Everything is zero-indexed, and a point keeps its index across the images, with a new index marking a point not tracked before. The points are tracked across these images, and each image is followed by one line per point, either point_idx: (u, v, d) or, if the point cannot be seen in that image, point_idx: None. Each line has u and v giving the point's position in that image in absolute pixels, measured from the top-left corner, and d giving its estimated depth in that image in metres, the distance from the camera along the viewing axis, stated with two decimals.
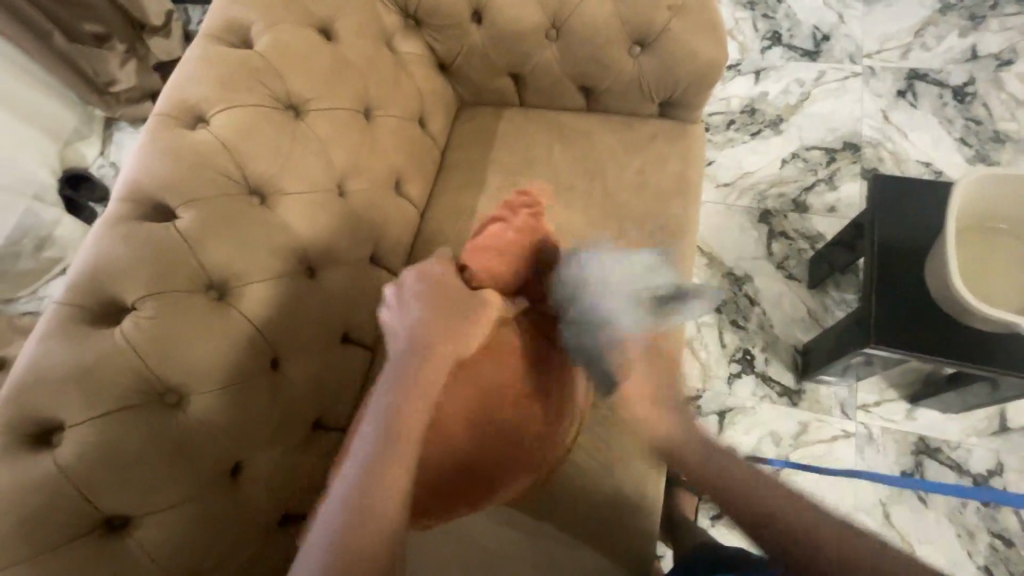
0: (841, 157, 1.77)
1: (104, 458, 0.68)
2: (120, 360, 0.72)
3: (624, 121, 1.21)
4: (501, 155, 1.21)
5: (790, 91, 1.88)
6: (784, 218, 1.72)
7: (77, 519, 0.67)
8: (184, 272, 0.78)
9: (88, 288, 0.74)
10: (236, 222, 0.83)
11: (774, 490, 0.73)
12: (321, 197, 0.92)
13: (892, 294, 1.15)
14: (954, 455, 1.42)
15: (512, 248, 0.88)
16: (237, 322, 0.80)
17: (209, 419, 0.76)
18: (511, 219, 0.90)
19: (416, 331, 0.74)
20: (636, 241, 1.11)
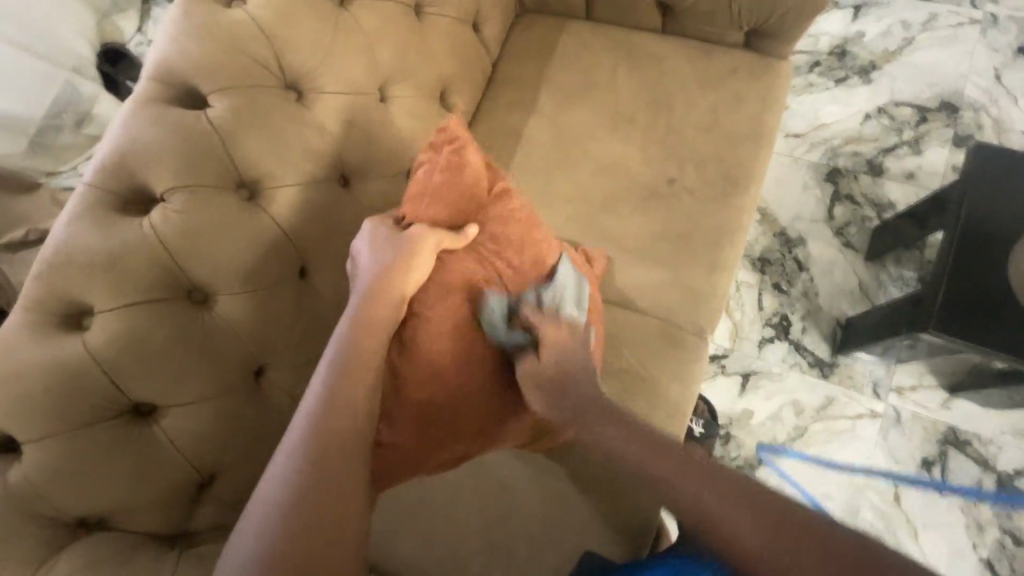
0: (933, 118, 1.58)
1: (131, 347, 0.68)
2: (149, 251, 0.70)
3: (701, 49, 1.07)
4: (557, 74, 1.10)
5: (891, 34, 1.66)
6: (854, 180, 1.57)
7: (106, 402, 0.68)
8: (215, 166, 0.74)
9: (118, 172, 0.71)
10: (272, 119, 0.77)
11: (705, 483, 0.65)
12: (361, 100, 0.86)
13: (968, 276, 1.05)
14: (983, 450, 1.37)
15: (445, 192, 0.79)
16: (267, 225, 0.77)
17: (235, 321, 0.75)
18: (434, 157, 0.80)
19: (377, 264, 0.72)
20: (694, 187, 1.01)
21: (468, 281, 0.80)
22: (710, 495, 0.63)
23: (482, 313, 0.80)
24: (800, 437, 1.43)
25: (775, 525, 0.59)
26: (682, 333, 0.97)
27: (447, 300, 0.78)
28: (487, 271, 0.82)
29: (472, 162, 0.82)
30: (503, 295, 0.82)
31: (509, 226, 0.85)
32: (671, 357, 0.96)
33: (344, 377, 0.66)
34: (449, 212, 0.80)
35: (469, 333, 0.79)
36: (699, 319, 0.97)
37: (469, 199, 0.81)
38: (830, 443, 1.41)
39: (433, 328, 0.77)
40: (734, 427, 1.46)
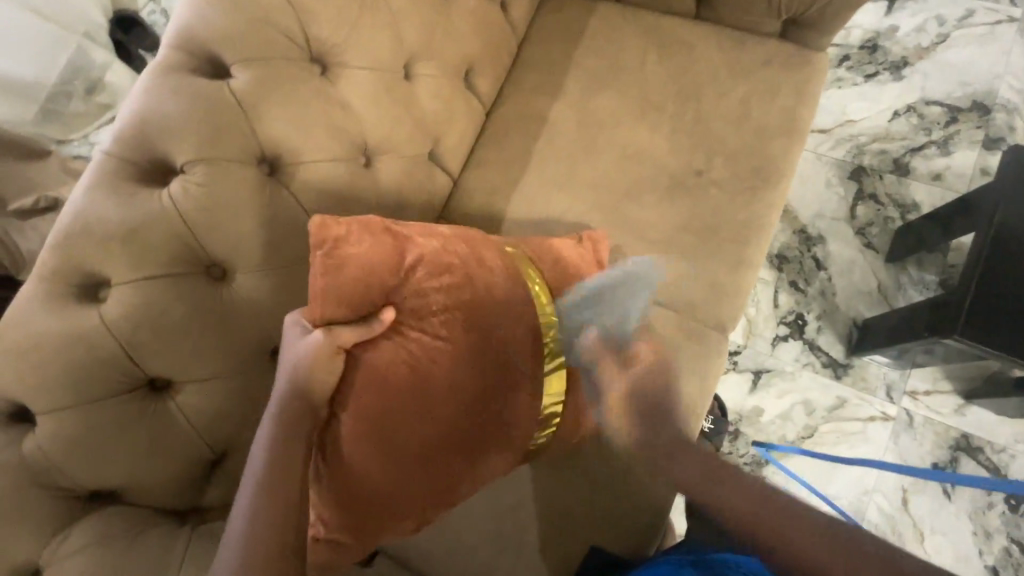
0: (964, 119, 1.54)
1: (149, 322, 0.67)
2: (168, 224, 0.68)
3: (735, 37, 1.04)
4: (584, 57, 1.07)
5: (926, 29, 1.61)
6: (879, 179, 1.54)
7: (122, 376, 0.67)
8: (238, 139, 0.72)
9: (137, 142, 0.69)
10: (295, 92, 0.75)
11: (744, 494, 0.67)
12: (386, 76, 0.84)
13: (996, 283, 1.02)
14: (995, 458, 1.35)
15: (341, 289, 0.68)
16: (287, 202, 0.75)
17: (253, 299, 0.74)
18: (314, 259, 0.68)
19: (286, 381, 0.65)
20: (722, 180, 0.98)
21: (390, 367, 0.69)
22: (722, 496, 0.68)
23: (410, 401, 0.70)
24: (809, 437, 1.42)
25: (798, 515, 0.62)
26: (702, 329, 0.96)
27: (368, 395, 0.68)
28: (408, 355, 0.70)
29: (365, 250, 0.70)
30: (444, 373, 0.71)
31: (432, 292, 0.73)
32: (690, 352, 0.94)
33: (258, 517, 0.60)
34: (353, 307, 0.69)
35: (400, 422, 0.70)
36: (720, 315, 0.96)
37: (370, 287, 0.69)
38: (840, 444, 1.40)
39: (358, 427, 0.68)
40: (743, 424, 1.45)
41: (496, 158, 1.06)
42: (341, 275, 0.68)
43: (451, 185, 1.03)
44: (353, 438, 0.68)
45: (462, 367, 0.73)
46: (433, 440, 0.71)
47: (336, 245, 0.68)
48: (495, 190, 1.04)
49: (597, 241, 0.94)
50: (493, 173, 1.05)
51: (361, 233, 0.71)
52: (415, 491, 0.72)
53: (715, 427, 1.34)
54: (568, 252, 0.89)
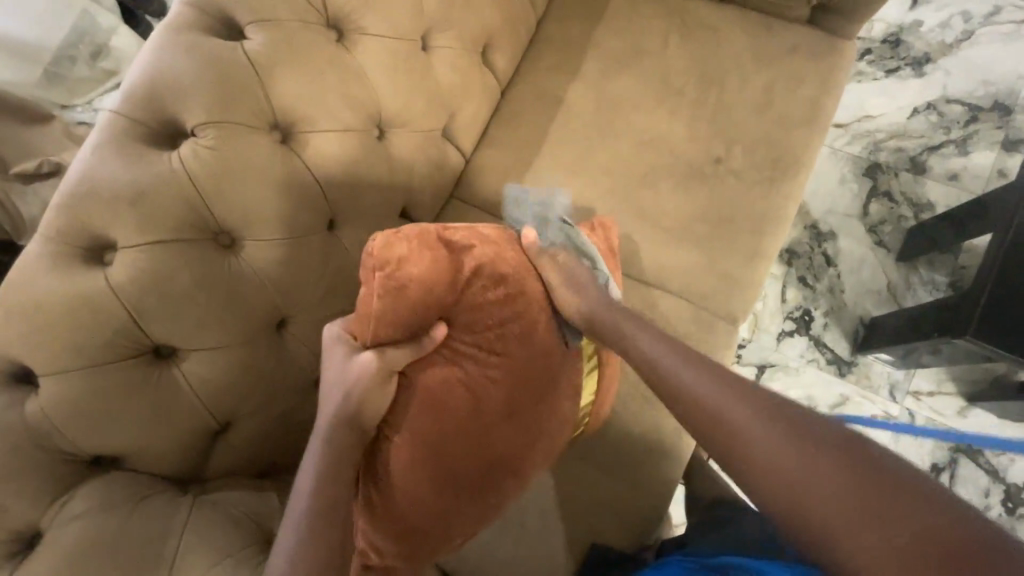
0: (984, 119, 1.51)
1: (156, 286, 0.66)
2: (177, 188, 0.66)
3: (760, 22, 1.01)
4: (605, 37, 1.05)
5: (950, 25, 1.57)
6: (894, 177, 1.52)
7: (128, 341, 0.66)
8: (251, 104, 0.70)
9: (147, 102, 0.67)
10: (310, 57, 0.73)
11: (735, 398, 0.57)
12: (403, 46, 0.82)
13: (1010, 283, 1.01)
14: (994, 461, 1.35)
15: (399, 305, 0.67)
16: (299, 170, 0.74)
17: (262, 268, 0.73)
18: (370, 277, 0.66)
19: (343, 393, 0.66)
20: (740, 169, 0.97)
21: (445, 385, 0.71)
22: (713, 391, 0.59)
23: (454, 439, 0.71)
24: None
25: (839, 472, 0.47)
26: (712, 320, 0.94)
27: (423, 412, 0.70)
28: (462, 375, 0.72)
29: (424, 270, 0.68)
30: (494, 390, 0.73)
31: (484, 325, 0.73)
32: (699, 342, 0.93)
33: (302, 552, 0.59)
34: (409, 326, 0.69)
35: (443, 457, 0.71)
36: (731, 307, 0.95)
37: (430, 310, 0.69)
38: None
39: (410, 442, 0.70)
40: None
41: (510, 137, 1.04)
42: (397, 293, 0.67)
43: (463, 163, 1.01)
44: (404, 453, 0.70)
45: (510, 388, 0.75)
46: (480, 459, 0.73)
47: (398, 256, 0.67)
48: (509, 170, 1.03)
49: (608, 227, 0.91)
50: (507, 153, 1.03)
51: (423, 253, 0.69)
52: (458, 507, 0.73)
53: (716, 420, 1.33)
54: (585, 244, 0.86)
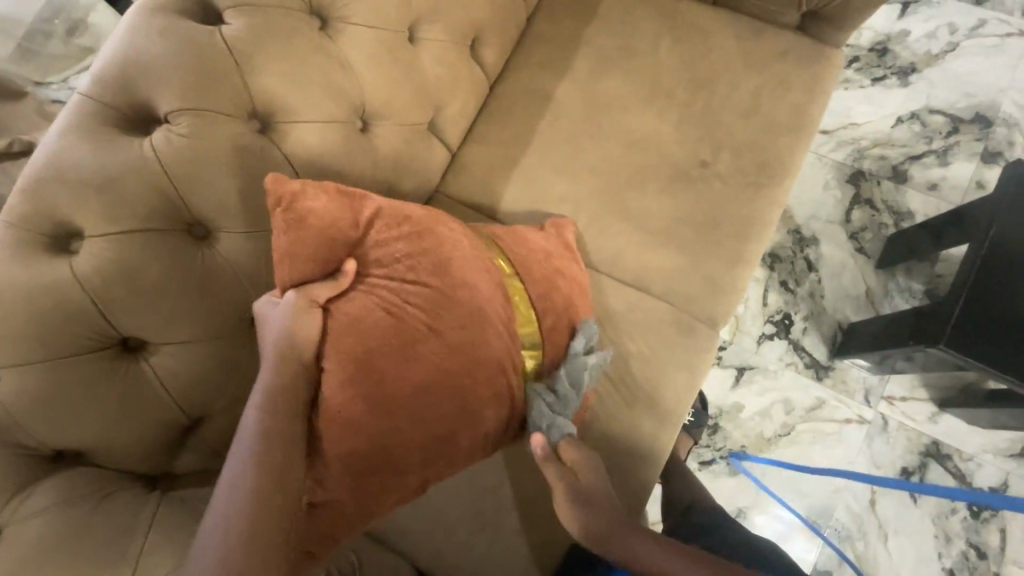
0: (966, 130, 1.54)
1: (123, 277, 0.63)
2: (148, 176, 0.64)
3: (751, 26, 1.01)
4: (596, 35, 1.04)
5: (936, 36, 1.59)
6: (876, 184, 1.54)
7: (93, 333, 0.64)
8: (228, 91, 0.67)
9: (118, 85, 0.65)
10: (292, 44, 0.71)
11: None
12: (389, 38, 0.80)
13: (983, 295, 1.03)
14: (962, 466, 1.38)
15: (311, 242, 0.65)
16: (278, 162, 0.72)
17: (236, 261, 0.71)
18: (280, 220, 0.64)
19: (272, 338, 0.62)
20: (725, 173, 0.97)
21: (369, 313, 0.66)
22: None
23: (386, 364, 0.66)
24: (786, 435, 1.44)
25: None
26: (693, 323, 0.95)
27: (349, 342, 0.65)
28: (384, 301, 0.67)
29: (324, 207, 0.67)
30: (422, 315, 0.68)
31: (396, 254, 0.70)
32: (679, 346, 0.94)
33: (242, 497, 0.55)
34: (323, 262, 0.67)
35: (380, 384, 0.66)
36: (712, 311, 0.95)
37: (335, 244, 0.67)
38: (815, 443, 1.42)
39: (344, 376, 0.64)
40: (723, 419, 1.46)
41: (497, 134, 1.03)
42: (308, 235, 0.65)
43: (448, 158, 1.00)
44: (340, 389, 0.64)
45: (443, 311, 0.69)
46: (423, 387, 0.68)
47: (294, 206, 0.65)
48: (495, 167, 1.01)
49: (561, 225, 0.94)
50: (494, 149, 1.02)
51: (326, 198, 0.68)
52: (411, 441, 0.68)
53: (695, 420, 1.35)
54: (539, 240, 0.87)
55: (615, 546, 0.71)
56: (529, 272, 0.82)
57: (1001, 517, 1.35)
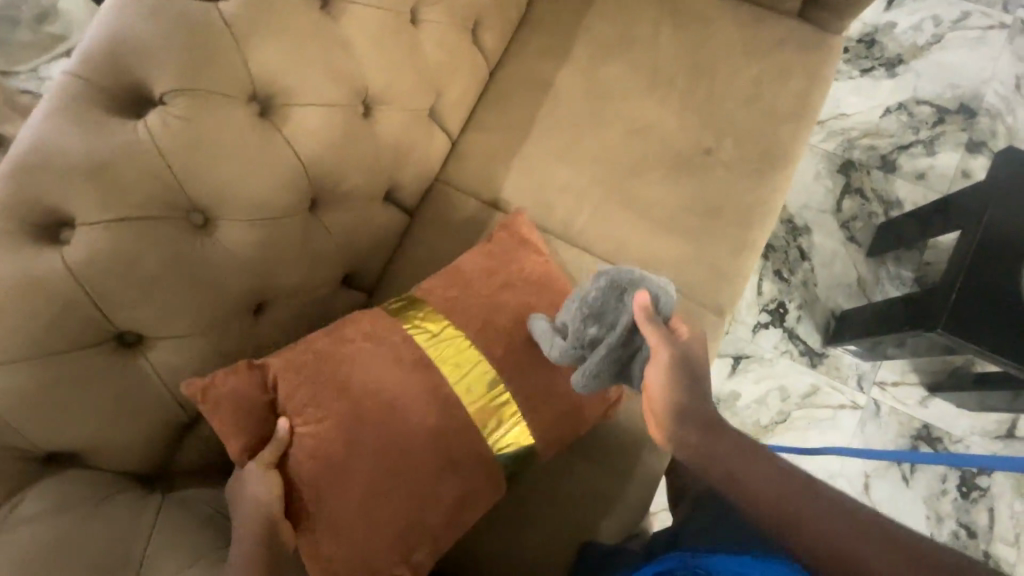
0: (951, 121, 1.57)
1: (121, 267, 0.60)
2: (145, 161, 0.61)
3: (751, 13, 1.01)
4: (597, 21, 1.03)
5: (922, 28, 1.62)
6: (866, 174, 1.56)
7: (89, 326, 0.60)
8: (228, 71, 0.64)
9: (110, 64, 0.61)
10: (293, 23, 0.68)
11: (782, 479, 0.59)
12: (392, 19, 0.77)
13: (978, 280, 1.05)
14: (952, 448, 1.41)
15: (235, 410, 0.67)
16: (280, 146, 0.69)
17: (238, 250, 0.68)
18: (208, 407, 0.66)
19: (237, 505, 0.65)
20: (729, 160, 0.97)
21: (306, 446, 0.67)
22: (771, 477, 0.59)
23: (341, 460, 0.68)
24: (782, 422, 1.45)
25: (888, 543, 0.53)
26: (700, 311, 0.94)
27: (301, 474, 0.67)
28: (316, 430, 0.68)
29: (232, 383, 0.67)
30: (358, 427, 0.69)
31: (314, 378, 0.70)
32: None
33: None
34: (253, 413, 0.68)
35: (350, 477, 0.68)
36: (719, 298, 0.94)
37: (253, 403, 0.68)
38: (810, 430, 1.44)
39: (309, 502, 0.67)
40: (720, 408, 1.47)
41: (498, 121, 1.01)
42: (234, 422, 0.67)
43: (449, 146, 0.98)
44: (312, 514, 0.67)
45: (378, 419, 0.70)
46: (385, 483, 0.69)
47: (196, 408, 0.68)
48: (497, 155, 1.00)
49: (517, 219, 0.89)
50: (495, 137, 1.00)
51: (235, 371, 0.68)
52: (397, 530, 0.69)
53: None
54: (475, 260, 0.83)
55: (697, 440, 0.64)
56: (470, 289, 0.80)
57: (990, 497, 1.38)
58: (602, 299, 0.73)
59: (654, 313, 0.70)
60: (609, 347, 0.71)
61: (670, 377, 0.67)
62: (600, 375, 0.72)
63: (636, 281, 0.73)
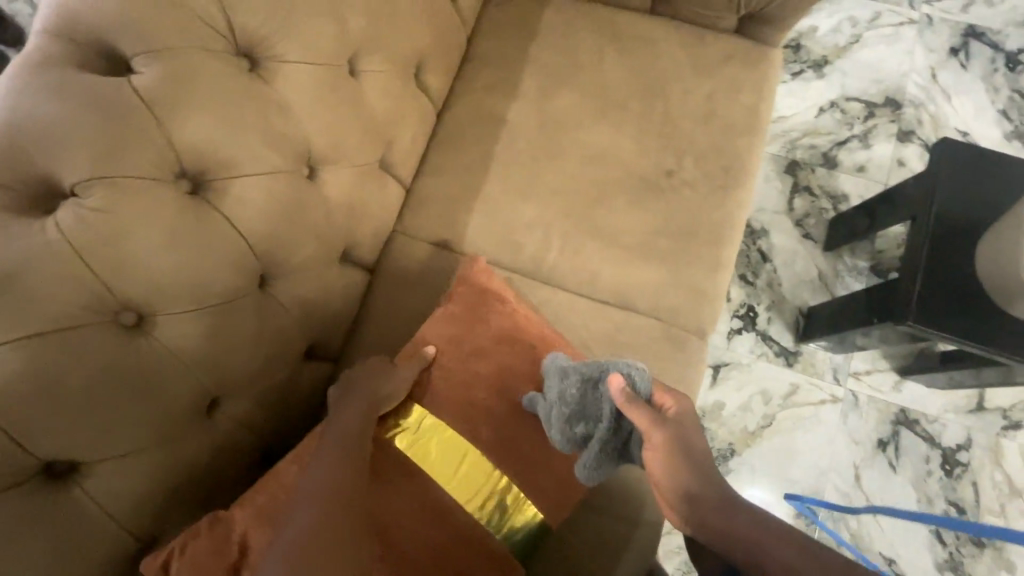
0: (880, 114, 1.64)
1: (40, 390, 0.51)
2: (59, 263, 0.53)
3: (692, 32, 1.02)
4: (542, 53, 1.01)
5: (841, 30, 1.70)
6: (811, 172, 1.61)
7: (7, 465, 0.51)
8: (149, 151, 0.57)
9: (6, 158, 0.53)
10: (219, 87, 0.61)
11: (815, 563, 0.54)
12: (331, 73, 0.72)
13: (939, 270, 1.07)
14: (929, 428, 1.44)
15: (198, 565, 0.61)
16: (219, 225, 0.62)
17: (181, 347, 0.60)
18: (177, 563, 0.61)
19: None
20: (691, 180, 0.96)
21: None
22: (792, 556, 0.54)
23: None
24: (769, 425, 1.45)
25: None
26: (683, 335, 0.92)
27: None
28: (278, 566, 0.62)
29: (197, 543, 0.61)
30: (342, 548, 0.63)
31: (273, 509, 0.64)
32: (671, 361, 0.91)
33: None
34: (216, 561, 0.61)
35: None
36: (700, 320, 0.92)
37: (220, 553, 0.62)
38: (796, 430, 1.45)
39: None
40: (707, 420, 1.46)
41: (454, 164, 0.97)
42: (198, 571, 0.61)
43: (404, 195, 0.94)
44: None
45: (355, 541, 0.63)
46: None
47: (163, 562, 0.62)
48: (456, 199, 0.96)
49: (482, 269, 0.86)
50: (452, 180, 0.96)
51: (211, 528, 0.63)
52: None
53: None
54: (439, 327, 0.80)
55: (717, 520, 0.59)
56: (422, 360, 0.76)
57: (972, 471, 1.42)
58: (579, 387, 0.73)
59: (636, 395, 0.69)
60: (603, 439, 0.70)
61: (671, 457, 0.63)
62: (603, 466, 0.72)
63: (605, 369, 0.74)
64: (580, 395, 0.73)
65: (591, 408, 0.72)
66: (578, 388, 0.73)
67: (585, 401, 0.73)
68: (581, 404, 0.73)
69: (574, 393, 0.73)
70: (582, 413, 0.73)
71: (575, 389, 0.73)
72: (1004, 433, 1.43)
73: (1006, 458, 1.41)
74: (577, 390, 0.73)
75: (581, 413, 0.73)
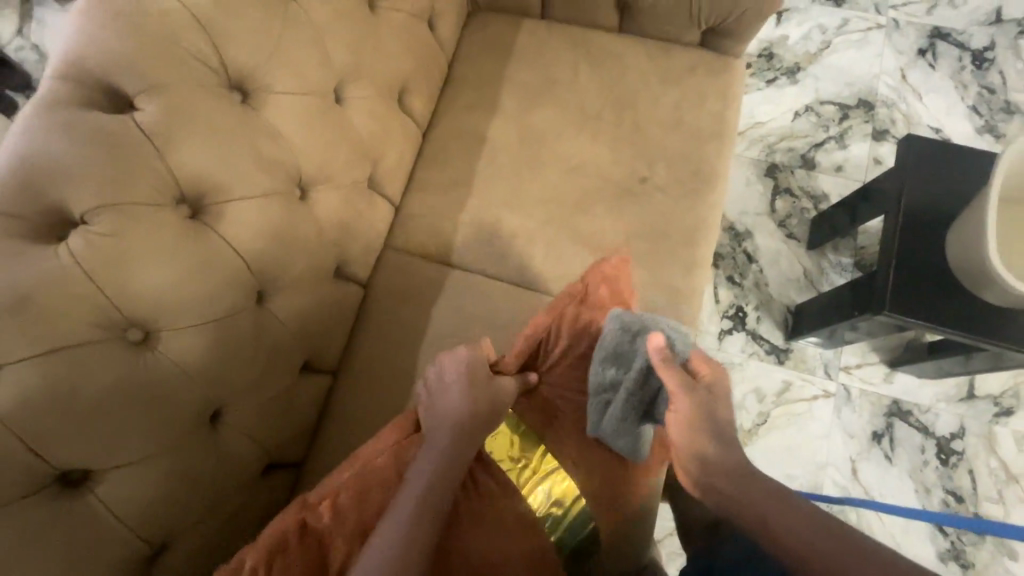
0: (854, 115, 1.70)
1: (56, 402, 0.56)
2: (71, 285, 0.57)
3: (659, 47, 1.08)
4: (518, 73, 1.07)
5: (811, 37, 1.77)
6: (791, 174, 1.66)
7: (25, 474, 0.55)
8: (151, 179, 0.62)
9: (19, 190, 0.58)
10: (214, 118, 0.67)
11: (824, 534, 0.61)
12: (317, 101, 0.77)
13: (912, 260, 1.11)
14: (922, 418, 1.46)
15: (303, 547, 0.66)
16: (217, 245, 0.67)
17: (185, 360, 0.64)
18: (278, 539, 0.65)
19: None
20: (664, 185, 1.01)
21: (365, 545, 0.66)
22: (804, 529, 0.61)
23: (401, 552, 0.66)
24: (764, 423, 1.48)
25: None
26: None
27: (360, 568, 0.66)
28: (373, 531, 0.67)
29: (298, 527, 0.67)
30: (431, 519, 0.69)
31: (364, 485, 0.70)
32: None
33: None
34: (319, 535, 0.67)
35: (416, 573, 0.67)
36: (680, 317, 0.96)
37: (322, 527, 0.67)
38: (791, 426, 1.47)
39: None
40: None
41: (439, 180, 1.02)
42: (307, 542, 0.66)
43: (393, 212, 0.99)
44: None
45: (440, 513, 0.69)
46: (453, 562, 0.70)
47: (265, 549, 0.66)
48: (442, 213, 1.00)
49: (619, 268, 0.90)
50: (438, 196, 1.01)
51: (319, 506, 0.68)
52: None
53: None
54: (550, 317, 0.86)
55: (731, 489, 0.67)
56: None
57: (967, 459, 1.43)
58: (624, 340, 0.81)
59: (672, 354, 0.77)
60: (629, 390, 0.78)
61: (693, 425, 0.72)
62: (627, 420, 0.78)
63: (648, 326, 0.81)
64: (621, 345, 0.80)
65: (629, 360, 0.80)
66: (621, 342, 0.81)
67: (622, 352, 0.80)
68: (619, 356, 0.80)
69: (616, 346, 0.81)
70: (620, 364, 0.80)
71: (620, 342, 0.81)
72: (997, 419, 1.45)
73: (1000, 444, 1.43)
74: (617, 342, 0.81)
75: (620, 364, 0.80)
